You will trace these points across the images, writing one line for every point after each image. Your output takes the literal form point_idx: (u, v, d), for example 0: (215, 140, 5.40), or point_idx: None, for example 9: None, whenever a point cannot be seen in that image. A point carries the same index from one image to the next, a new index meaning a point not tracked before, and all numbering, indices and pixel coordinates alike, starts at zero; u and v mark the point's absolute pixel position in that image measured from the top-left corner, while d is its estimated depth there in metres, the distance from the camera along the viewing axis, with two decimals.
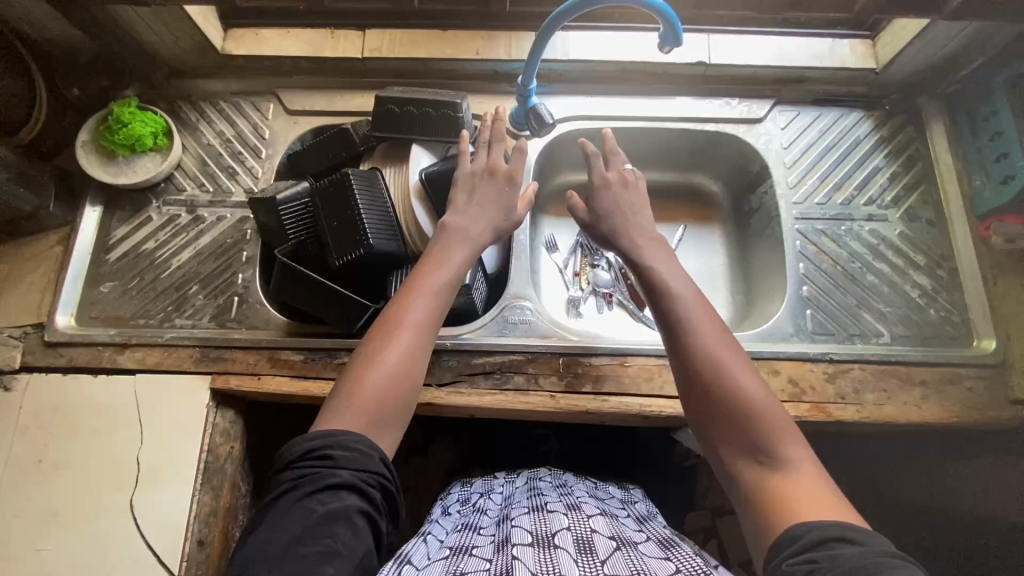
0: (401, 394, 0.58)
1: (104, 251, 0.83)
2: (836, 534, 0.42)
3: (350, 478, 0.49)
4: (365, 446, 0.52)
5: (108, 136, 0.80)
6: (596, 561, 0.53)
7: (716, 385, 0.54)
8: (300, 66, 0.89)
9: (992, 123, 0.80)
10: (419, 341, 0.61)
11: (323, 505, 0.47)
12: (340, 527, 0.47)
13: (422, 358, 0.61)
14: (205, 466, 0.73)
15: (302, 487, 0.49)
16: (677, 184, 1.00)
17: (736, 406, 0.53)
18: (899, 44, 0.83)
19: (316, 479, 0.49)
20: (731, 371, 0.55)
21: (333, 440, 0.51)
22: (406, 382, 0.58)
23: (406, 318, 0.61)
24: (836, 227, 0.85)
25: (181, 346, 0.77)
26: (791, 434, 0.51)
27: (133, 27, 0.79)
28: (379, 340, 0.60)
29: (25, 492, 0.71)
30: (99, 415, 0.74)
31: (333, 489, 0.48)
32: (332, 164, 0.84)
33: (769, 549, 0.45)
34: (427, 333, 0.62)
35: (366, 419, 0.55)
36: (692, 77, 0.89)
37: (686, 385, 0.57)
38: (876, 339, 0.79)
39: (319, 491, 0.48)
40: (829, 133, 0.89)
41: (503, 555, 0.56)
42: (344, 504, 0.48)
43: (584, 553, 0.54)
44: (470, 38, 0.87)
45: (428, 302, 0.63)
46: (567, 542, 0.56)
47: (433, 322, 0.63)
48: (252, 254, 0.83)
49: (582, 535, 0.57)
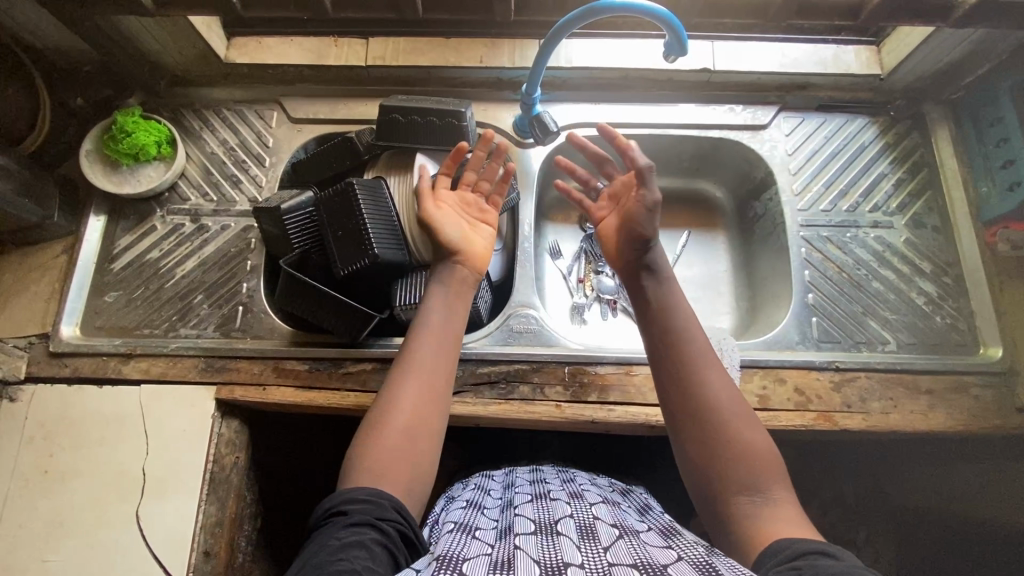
0: (420, 448, 0.56)
1: (108, 260, 0.83)
2: (808, 549, 0.43)
3: (366, 515, 0.49)
4: (378, 497, 0.51)
5: (113, 145, 0.80)
6: (599, 546, 0.49)
7: (706, 413, 0.53)
8: (304, 74, 0.89)
9: (998, 130, 0.79)
10: (432, 389, 0.59)
11: (339, 538, 0.47)
12: (359, 550, 0.46)
13: (438, 407, 0.59)
14: (211, 476, 0.73)
15: (323, 531, 0.49)
16: (680, 190, 1.00)
17: (725, 436, 0.52)
18: (904, 50, 0.82)
19: (336, 521, 0.49)
20: (721, 401, 0.54)
21: (346, 496, 0.51)
22: (423, 436, 0.57)
23: (415, 366, 0.60)
24: (841, 235, 0.84)
25: (186, 356, 0.77)
26: (774, 467, 0.51)
27: (137, 36, 0.79)
28: (389, 393, 0.58)
29: (31, 503, 0.71)
30: (104, 426, 0.74)
31: (351, 525, 0.48)
32: (336, 172, 0.84)
33: (756, 560, 0.45)
34: (439, 379, 0.60)
35: (387, 479, 0.53)
36: (697, 83, 0.89)
37: (671, 408, 0.56)
38: (882, 347, 0.78)
39: (337, 528, 0.48)
40: (834, 140, 0.88)
41: (506, 542, 0.53)
42: (361, 535, 0.47)
43: (586, 538, 0.51)
44: (474, 45, 0.87)
45: (435, 345, 0.62)
46: (569, 529, 0.53)
47: (443, 364, 0.61)
48: (257, 263, 0.83)
49: (585, 521, 0.55)
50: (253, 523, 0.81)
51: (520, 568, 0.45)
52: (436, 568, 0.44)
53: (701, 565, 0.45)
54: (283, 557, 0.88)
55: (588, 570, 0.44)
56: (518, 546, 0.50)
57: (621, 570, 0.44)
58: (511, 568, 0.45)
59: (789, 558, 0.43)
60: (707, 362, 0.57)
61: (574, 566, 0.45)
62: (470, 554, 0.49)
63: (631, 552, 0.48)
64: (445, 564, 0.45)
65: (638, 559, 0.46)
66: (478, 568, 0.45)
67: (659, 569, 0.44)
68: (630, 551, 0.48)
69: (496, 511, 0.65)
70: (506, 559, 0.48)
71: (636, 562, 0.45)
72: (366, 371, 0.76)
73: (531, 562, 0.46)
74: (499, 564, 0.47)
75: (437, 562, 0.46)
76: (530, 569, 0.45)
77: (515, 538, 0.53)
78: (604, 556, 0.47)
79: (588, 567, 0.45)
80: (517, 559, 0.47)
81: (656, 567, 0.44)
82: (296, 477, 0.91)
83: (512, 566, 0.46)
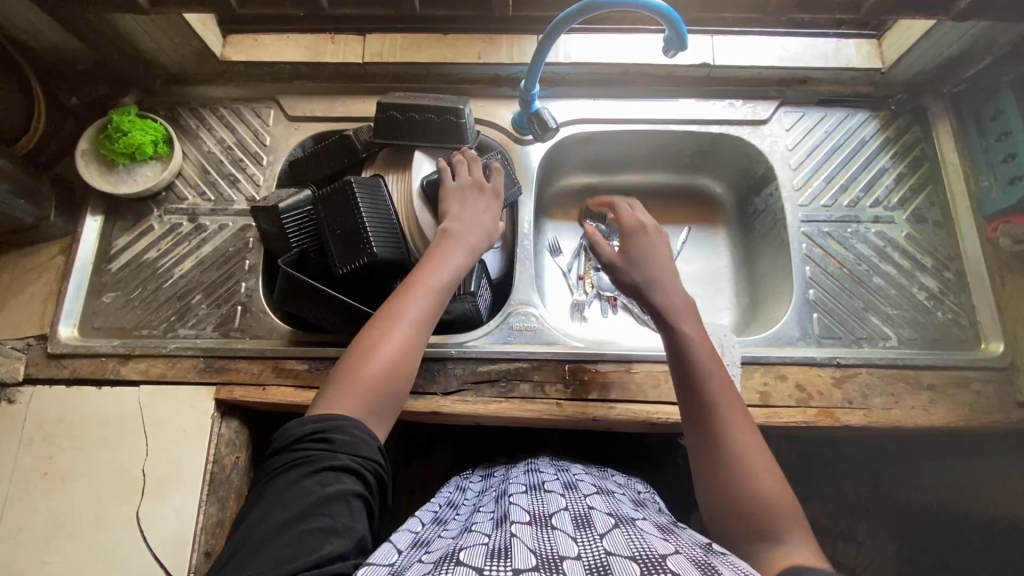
0: (395, 386, 0.58)
1: (106, 260, 0.82)
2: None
3: (347, 460, 0.50)
4: (359, 429, 0.53)
5: (109, 145, 0.79)
6: (595, 536, 0.49)
7: (729, 472, 0.53)
8: (300, 71, 0.88)
9: (1000, 122, 0.78)
10: (418, 333, 0.61)
11: (320, 484, 0.48)
12: (339, 506, 0.47)
13: (418, 351, 0.61)
14: (211, 477, 0.73)
15: (299, 465, 0.49)
16: (680, 186, 0.99)
17: (747, 494, 0.51)
18: (905, 43, 0.82)
19: (314, 458, 0.49)
20: (746, 457, 0.53)
21: (328, 428, 0.52)
22: (399, 379, 0.58)
23: (406, 312, 0.61)
24: (842, 230, 0.84)
25: (185, 357, 0.77)
26: (793, 516, 0.50)
27: (131, 34, 0.78)
28: (378, 329, 0.59)
29: (30, 505, 0.71)
30: (103, 427, 0.74)
31: (331, 470, 0.49)
32: (334, 170, 0.83)
33: None
34: (425, 327, 0.62)
35: (361, 406, 0.55)
36: (696, 78, 0.89)
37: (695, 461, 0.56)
38: (884, 343, 0.78)
39: (315, 471, 0.49)
40: (834, 134, 0.88)
41: (500, 530, 0.52)
42: (342, 485, 0.49)
43: (582, 528, 0.51)
44: (472, 41, 0.87)
45: (429, 297, 0.63)
46: (565, 521, 0.53)
47: (431, 314, 0.63)
48: (255, 263, 0.82)
49: (580, 513, 0.55)
50: None
51: (517, 556, 0.45)
52: (433, 567, 0.44)
53: (699, 561, 0.44)
54: None
55: (586, 562, 0.44)
56: (515, 534, 0.50)
57: (619, 561, 0.44)
58: (508, 556, 0.45)
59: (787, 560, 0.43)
60: (725, 397, 0.57)
61: (571, 559, 0.45)
62: (466, 546, 0.48)
63: (628, 542, 0.47)
64: (442, 562, 0.45)
65: (636, 549, 0.46)
66: (476, 558, 0.45)
67: (658, 561, 0.43)
68: (628, 541, 0.47)
69: (490, 503, 0.64)
70: (502, 547, 0.47)
71: (634, 553, 0.45)
72: None
73: (528, 551, 0.46)
74: (496, 551, 0.46)
75: (433, 560, 0.46)
76: (528, 558, 0.44)
77: (512, 526, 0.52)
78: (600, 544, 0.47)
79: (585, 558, 0.45)
80: (514, 547, 0.47)
81: (654, 558, 0.44)
82: None
83: (509, 554, 0.45)
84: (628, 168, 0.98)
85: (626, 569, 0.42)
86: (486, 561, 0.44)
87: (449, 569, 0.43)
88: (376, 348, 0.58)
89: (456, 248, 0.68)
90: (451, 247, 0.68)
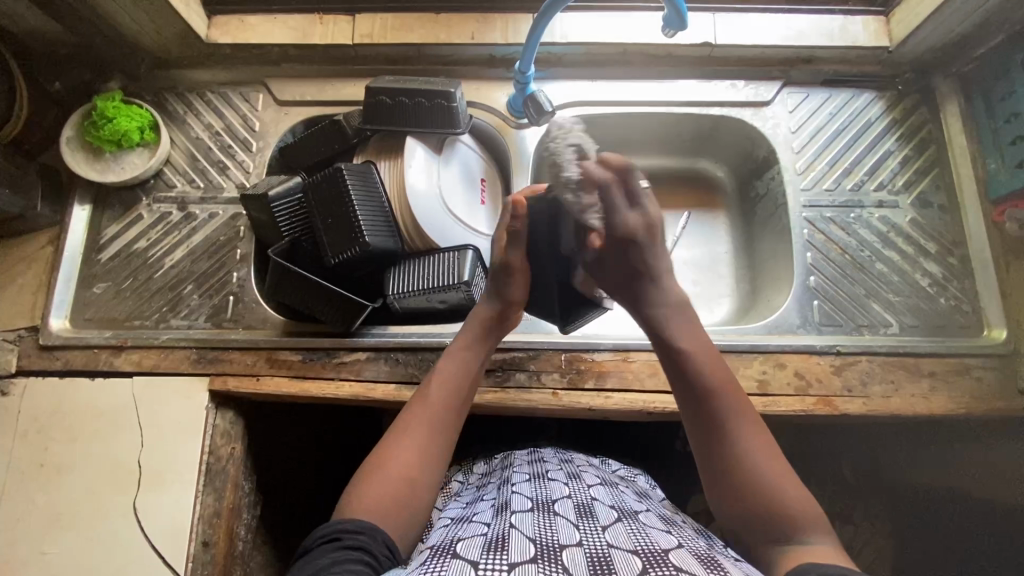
0: (411, 492, 0.55)
1: (95, 250, 0.81)
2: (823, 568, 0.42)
3: (362, 542, 0.49)
4: (372, 531, 0.50)
5: (94, 131, 0.77)
6: (598, 526, 0.48)
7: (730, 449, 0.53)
8: (289, 54, 0.85)
9: (1009, 103, 0.76)
10: (441, 423, 0.60)
11: (330, 556, 0.46)
12: (351, 566, 0.45)
13: (445, 442, 0.60)
14: (207, 467, 0.72)
15: (312, 552, 0.48)
16: (680, 169, 0.97)
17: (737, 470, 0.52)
18: (915, 20, 0.78)
19: (329, 543, 0.48)
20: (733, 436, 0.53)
21: (341, 525, 0.50)
22: (414, 482, 0.55)
23: (429, 403, 0.61)
24: (845, 215, 0.82)
25: (177, 348, 0.76)
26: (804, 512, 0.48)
27: (113, 17, 0.76)
28: (398, 429, 0.59)
29: (28, 497, 0.71)
30: (97, 419, 0.74)
31: (344, 547, 0.48)
32: (325, 157, 0.81)
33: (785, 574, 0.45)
34: (449, 409, 0.61)
35: (377, 504, 0.53)
36: (697, 58, 0.86)
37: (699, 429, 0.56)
38: (884, 330, 0.77)
39: (331, 549, 0.48)
40: (840, 116, 0.86)
41: (502, 519, 0.50)
42: (353, 555, 0.47)
43: (584, 518, 0.49)
44: (464, 21, 0.84)
45: (456, 382, 0.63)
46: (567, 510, 0.52)
47: (455, 398, 0.62)
48: (246, 252, 0.81)
49: (582, 502, 0.54)
50: (253, 511, 0.81)
51: (514, 546, 0.43)
52: (429, 559, 0.43)
53: (702, 556, 0.43)
54: (284, 543, 0.88)
55: (587, 553, 0.43)
56: (514, 523, 0.48)
57: (620, 554, 0.42)
58: (505, 547, 0.43)
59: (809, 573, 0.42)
60: (725, 390, 0.56)
61: (571, 548, 0.43)
62: (465, 536, 0.47)
63: (630, 535, 0.46)
64: (438, 554, 0.44)
65: (638, 542, 0.44)
66: (473, 550, 0.43)
67: (660, 555, 0.42)
68: (629, 534, 0.46)
69: (492, 491, 0.63)
70: (499, 537, 0.45)
71: (635, 546, 0.44)
72: (360, 361, 0.75)
73: (526, 541, 0.44)
74: (493, 542, 0.45)
75: (431, 550, 0.45)
76: (525, 549, 0.43)
77: (512, 514, 0.51)
78: (603, 535, 0.46)
79: (587, 548, 0.44)
80: (511, 538, 0.45)
81: (655, 552, 0.42)
82: (295, 464, 0.91)
83: (507, 544, 0.44)
84: (626, 150, 0.95)
85: (628, 562, 0.41)
86: (482, 553, 0.42)
87: (444, 562, 0.42)
88: (396, 450, 0.57)
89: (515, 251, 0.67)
90: (513, 280, 0.67)
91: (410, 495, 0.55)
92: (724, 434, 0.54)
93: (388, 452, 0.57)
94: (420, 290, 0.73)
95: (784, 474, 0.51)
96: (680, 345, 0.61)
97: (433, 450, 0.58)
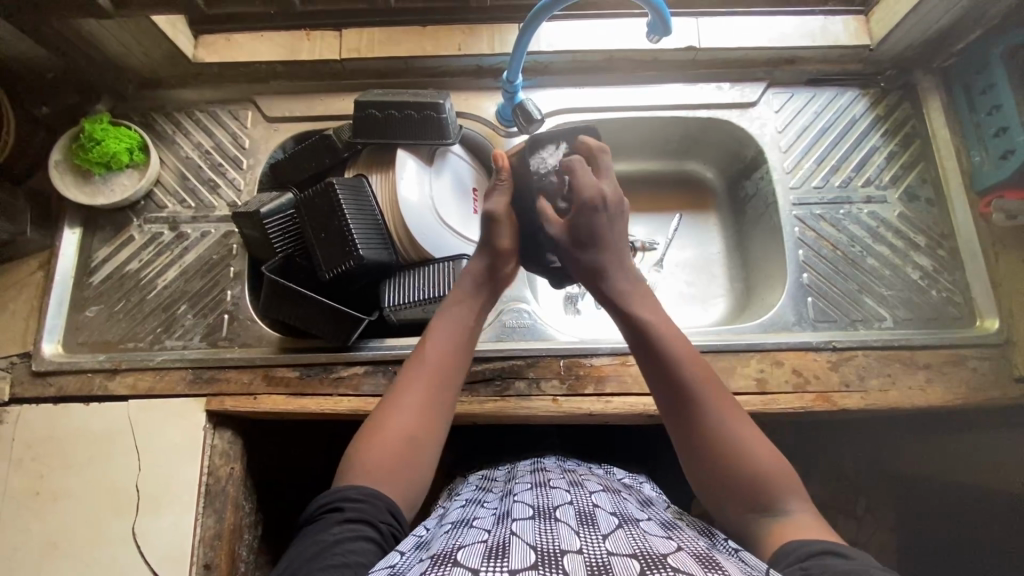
0: (411, 455, 0.54)
1: (86, 274, 0.81)
2: (820, 549, 0.42)
3: (364, 511, 0.49)
4: (375, 498, 0.50)
5: (83, 154, 0.77)
6: (598, 533, 0.46)
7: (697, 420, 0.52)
8: (277, 71, 0.86)
9: (990, 96, 0.77)
10: (442, 382, 0.59)
11: (333, 534, 0.47)
12: (354, 546, 0.46)
13: (446, 399, 0.58)
14: (206, 488, 0.72)
15: (317, 523, 0.49)
16: (669, 172, 0.98)
17: (720, 446, 0.51)
18: (893, 18, 0.80)
19: (332, 515, 0.49)
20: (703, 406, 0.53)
21: (341, 493, 0.51)
22: (414, 442, 0.54)
23: (429, 359, 0.60)
24: (834, 212, 0.83)
25: (172, 369, 0.76)
26: (790, 488, 0.48)
27: (99, 41, 0.76)
28: (399, 390, 0.58)
29: (23, 527, 0.70)
30: (93, 444, 0.73)
31: (345, 520, 0.48)
32: (315, 172, 0.81)
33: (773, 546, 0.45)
34: (450, 371, 0.59)
35: (379, 464, 0.53)
36: (682, 62, 0.87)
37: (668, 403, 0.55)
38: (878, 324, 0.78)
39: (332, 522, 0.48)
40: (824, 114, 0.87)
41: (502, 528, 0.50)
42: (356, 530, 0.47)
43: (585, 525, 0.48)
44: (451, 33, 0.84)
45: (447, 346, 0.61)
46: (568, 516, 0.51)
47: (453, 358, 0.60)
48: (240, 269, 0.81)
49: (585, 509, 0.53)
50: (253, 531, 0.80)
51: (515, 554, 0.42)
52: (430, 565, 0.41)
53: (701, 556, 0.41)
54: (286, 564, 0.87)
55: (587, 557, 0.41)
56: (514, 530, 0.47)
57: (619, 559, 0.41)
58: (505, 555, 0.42)
59: (803, 557, 0.42)
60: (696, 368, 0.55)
61: (572, 554, 0.42)
62: (465, 544, 0.46)
63: (631, 541, 0.44)
64: (439, 560, 0.42)
65: (637, 547, 0.43)
66: (473, 557, 0.42)
67: (659, 559, 0.40)
68: (630, 540, 0.44)
69: (494, 501, 0.62)
70: (500, 545, 0.44)
71: (635, 550, 0.42)
72: (358, 375, 0.75)
73: (527, 548, 0.42)
74: (494, 550, 0.43)
75: (431, 557, 0.43)
76: (526, 555, 0.41)
77: (512, 523, 0.50)
78: (603, 541, 0.44)
79: (586, 553, 0.42)
80: (512, 545, 0.44)
81: (654, 556, 0.41)
82: (295, 482, 0.90)
83: (507, 551, 0.43)
84: (616, 155, 0.96)
85: (626, 567, 0.39)
86: (482, 561, 0.41)
87: (443, 568, 0.40)
88: (396, 410, 0.56)
89: (503, 224, 0.67)
90: (500, 230, 0.67)
91: (412, 457, 0.54)
92: (697, 406, 0.53)
93: (385, 418, 0.55)
94: (417, 301, 0.73)
95: (755, 437, 0.51)
96: (647, 326, 0.58)
97: (431, 412, 0.57)
